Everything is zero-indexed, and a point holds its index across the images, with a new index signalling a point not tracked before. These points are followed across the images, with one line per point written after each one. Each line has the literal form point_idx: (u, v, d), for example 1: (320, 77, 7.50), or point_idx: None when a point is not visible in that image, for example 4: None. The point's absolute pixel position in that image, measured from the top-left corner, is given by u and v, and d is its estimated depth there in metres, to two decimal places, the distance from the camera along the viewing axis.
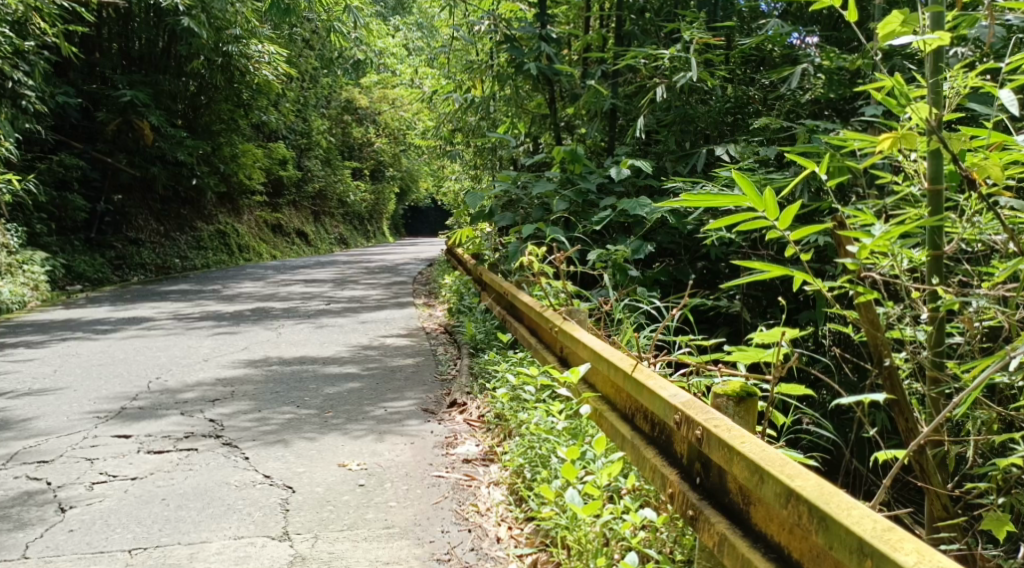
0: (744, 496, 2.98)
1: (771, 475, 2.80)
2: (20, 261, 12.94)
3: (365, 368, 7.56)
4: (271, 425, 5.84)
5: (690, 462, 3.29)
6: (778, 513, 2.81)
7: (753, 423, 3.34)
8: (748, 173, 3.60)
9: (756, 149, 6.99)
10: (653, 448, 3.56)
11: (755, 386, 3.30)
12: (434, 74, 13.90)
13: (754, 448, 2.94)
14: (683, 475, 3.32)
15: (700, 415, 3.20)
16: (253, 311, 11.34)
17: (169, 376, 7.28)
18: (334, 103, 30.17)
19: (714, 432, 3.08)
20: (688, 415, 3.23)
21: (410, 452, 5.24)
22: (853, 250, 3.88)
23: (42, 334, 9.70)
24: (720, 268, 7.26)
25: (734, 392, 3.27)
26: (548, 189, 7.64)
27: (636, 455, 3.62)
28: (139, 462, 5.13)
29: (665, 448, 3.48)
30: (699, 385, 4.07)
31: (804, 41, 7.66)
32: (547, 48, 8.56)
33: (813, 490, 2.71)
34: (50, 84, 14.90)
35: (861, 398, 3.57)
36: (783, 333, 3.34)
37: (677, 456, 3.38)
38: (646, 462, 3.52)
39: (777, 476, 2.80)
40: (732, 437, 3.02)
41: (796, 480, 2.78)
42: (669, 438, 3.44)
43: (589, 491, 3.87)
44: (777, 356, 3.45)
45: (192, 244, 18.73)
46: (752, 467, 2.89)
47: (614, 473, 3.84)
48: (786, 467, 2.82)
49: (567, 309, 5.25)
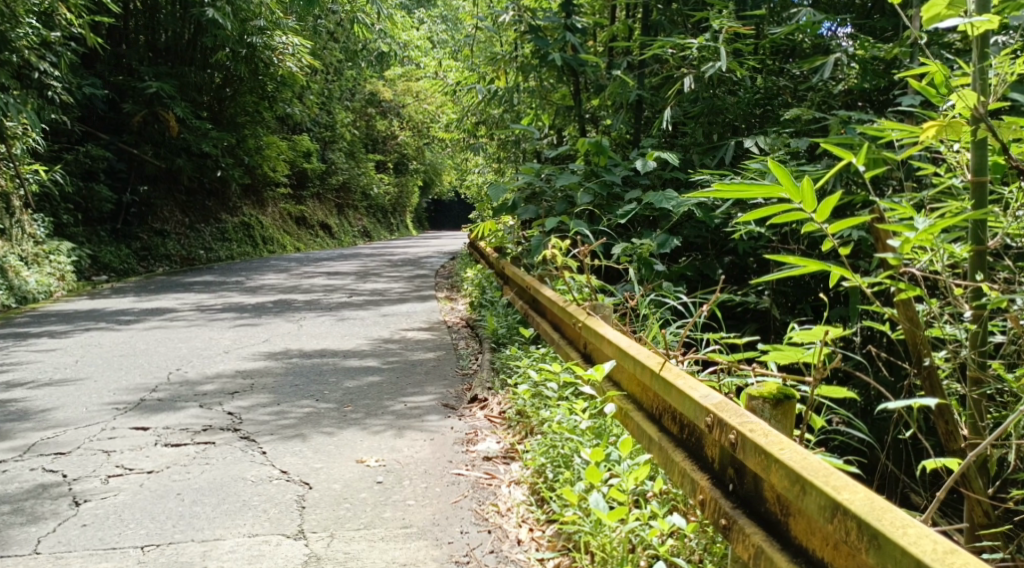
0: (782, 507, 2.84)
1: (814, 486, 2.66)
2: (47, 251, 12.94)
3: (385, 362, 7.47)
4: (290, 419, 5.75)
5: (721, 468, 3.15)
6: (821, 527, 2.66)
7: (789, 427, 3.19)
8: (785, 163, 3.45)
9: (786, 141, 6.84)
10: (682, 451, 3.43)
11: (792, 388, 3.15)
12: (458, 66, 13.81)
13: (794, 456, 2.80)
14: (714, 481, 3.19)
15: (734, 419, 3.06)
16: (275, 302, 11.29)
17: (189, 367, 7.22)
18: (358, 95, 30.20)
19: (750, 438, 2.94)
20: (721, 418, 3.10)
21: (429, 449, 5.14)
22: (895, 244, 3.76)
23: (66, 324, 9.68)
24: (747, 263, 7.10)
25: (771, 394, 3.12)
26: (572, 182, 7.52)
27: (664, 458, 3.49)
28: (155, 455, 5.06)
29: (694, 451, 3.35)
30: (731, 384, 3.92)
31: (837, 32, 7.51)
32: (572, 39, 8.45)
33: (863, 504, 2.56)
34: (78, 75, 14.91)
35: (912, 403, 3.35)
36: (825, 332, 3.17)
37: (707, 460, 3.25)
38: (675, 466, 3.39)
39: (823, 487, 2.65)
40: (770, 443, 2.88)
41: (843, 493, 2.63)
42: (698, 441, 3.31)
43: (614, 494, 3.74)
44: (817, 357, 3.28)
45: (217, 235, 18.74)
46: (793, 476, 2.75)
47: (640, 478, 3.71)
48: (830, 478, 2.68)
49: (591, 304, 5.11)
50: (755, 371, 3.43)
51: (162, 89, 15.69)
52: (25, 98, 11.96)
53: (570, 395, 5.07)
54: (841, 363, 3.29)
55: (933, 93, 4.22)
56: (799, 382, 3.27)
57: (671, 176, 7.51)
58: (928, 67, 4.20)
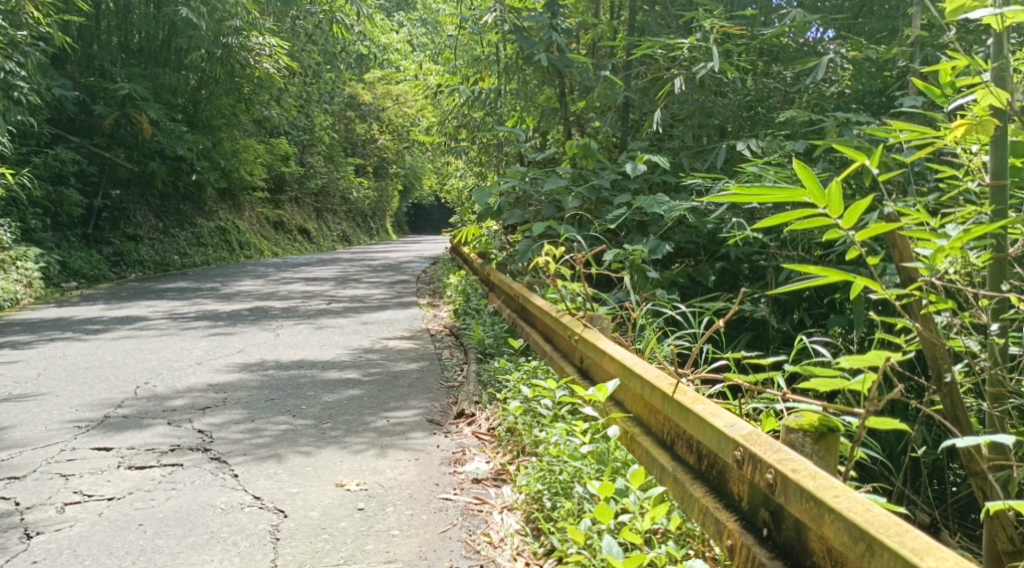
0: (835, 563, 2.54)
1: (889, 547, 2.34)
2: (14, 257, 12.49)
3: (366, 374, 7.11)
4: (264, 437, 5.39)
5: (754, 509, 2.88)
6: None
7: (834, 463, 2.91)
8: (810, 164, 3.15)
9: (782, 144, 6.49)
10: (703, 485, 3.16)
11: (836, 420, 2.87)
12: (438, 68, 13.46)
13: (854, 506, 2.50)
14: (744, 523, 2.91)
15: (772, 456, 2.79)
16: (251, 310, 10.89)
17: (158, 381, 6.83)
18: (337, 99, 29.75)
19: (794, 480, 2.66)
20: (755, 453, 2.83)
21: (414, 471, 4.80)
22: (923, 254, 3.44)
23: (30, 334, 9.26)
24: (742, 269, 6.68)
25: (812, 426, 2.86)
26: (560, 186, 7.18)
27: (683, 492, 3.22)
28: (117, 480, 4.70)
29: (718, 487, 3.08)
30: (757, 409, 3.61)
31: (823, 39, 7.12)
32: (558, 39, 8.11)
33: None
34: (47, 77, 14.44)
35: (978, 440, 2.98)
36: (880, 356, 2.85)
37: (734, 499, 2.98)
38: (694, 503, 3.12)
39: (896, 547, 2.34)
40: (822, 489, 2.59)
41: (926, 559, 2.31)
42: (722, 477, 3.05)
43: (627, 534, 3.45)
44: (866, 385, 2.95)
45: (192, 241, 18.35)
46: (856, 532, 2.44)
47: (657, 517, 3.41)
48: (906, 538, 2.36)
49: (588, 315, 4.83)
50: (787, 399, 3.15)
51: (134, 91, 15.23)
52: None
53: (566, 414, 4.77)
54: (899, 394, 3.00)
55: (936, 93, 4.02)
56: (847, 411, 2.96)
57: (661, 180, 7.19)
58: (940, 65, 3.92)
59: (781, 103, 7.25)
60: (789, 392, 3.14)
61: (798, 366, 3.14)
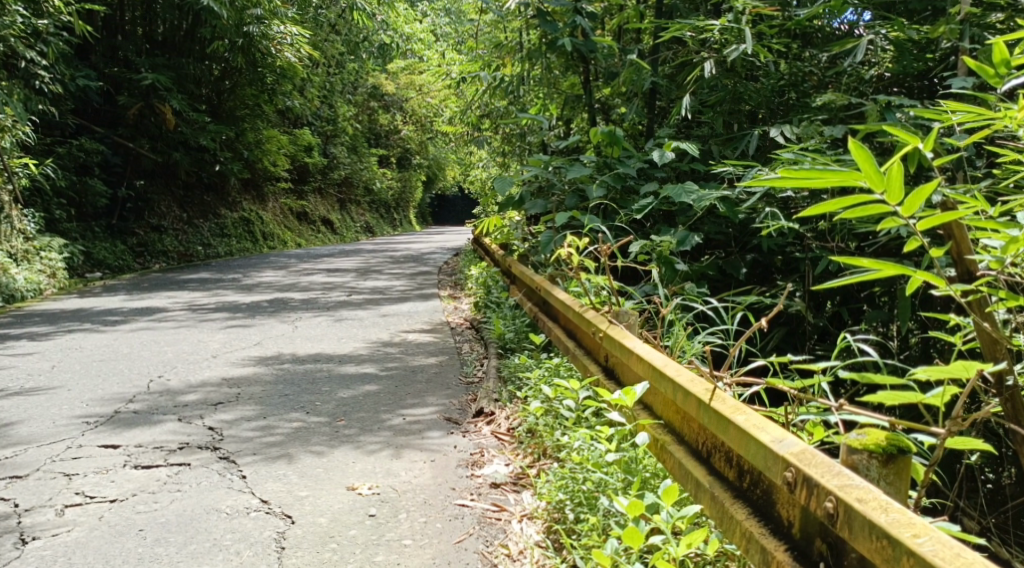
0: None
1: None
2: (37, 247, 12.34)
3: (384, 368, 6.86)
4: (276, 435, 5.16)
5: (808, 539, 2.72)
6: None
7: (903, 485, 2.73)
8: (867, 144, 2.89)
9: (819, 127, 6.17)
10: (745, 507, 2.98)
11: (906, 439, 2.68)
12: (459, 59, 13.15)
13: (937, 550, 2.38)
14: (796, 553, 2.76)
15: (832, 482, 2.64)
16: (271, 302, 10.68)
17: (172, 374, 6.62)
18: (361, 89, 29.41)
19: (863, 513, 2.52)
20: (813, 478, 2.68)
21: (429, 473, 4.55)
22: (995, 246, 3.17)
23: (49, 325, 9.08)
24: (773, 261, 6.39)
25: (878, 447, 2.67)
26: (584, 174, 6.90)
27: (722, 513, 3.04)
28: (122, 480, 4.48)
29: (764, 510, 2.91)
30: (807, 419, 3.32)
31: (863, 21, 6.83)
32: (583, 22, 7.77)
33: None
34: (71, 66, 14.24)
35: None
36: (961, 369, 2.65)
37: (782, 524, 2.82)
38: (736, 525, 2.95)
39: None
40: (895, 525, 2.46)
41: None
42: (770, 499, 2.88)
43: (659, 561, 3.22)
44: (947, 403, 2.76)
45: (216, 231, 18.12)
46: None
47: (694, 544, 3.16)
48: None
49: (613, 311, 4.56)
50: (843, 410, 2.93)
51: (158, 81, 15.05)
52: (11, 88, 11.31)
53: (590, 417, 4.51)
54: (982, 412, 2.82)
55: (991, 68, 3.70)
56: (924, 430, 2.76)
57: (689, 168, 6.90)
58: (998, 38, 3.60)
59: (817, 87, 6.90)
60: (846, 401, 2.92)
61: (855, 374, 2.91)
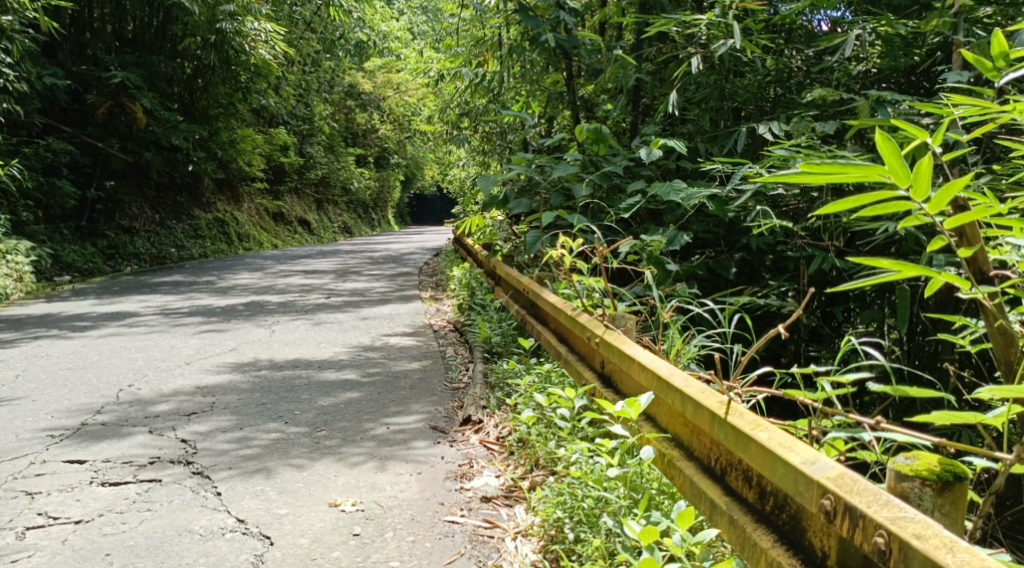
0: None
1: None
2: (3, 251, 11.99)
3: (365, 374, 6.60)
4: (253, 448, 4.90)
5: None
6: None
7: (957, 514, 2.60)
8: (892, 138, 2.70)
9: (811, 123, 5.95)
10: (770, 532, 2.80)
11: (962, 466, 2.56)
12: (438, 57, 12.84)
13: None
14: None
15: (882, 514, 2.48)
16: (247, 305, 10.39)
17: (143, 383, 6.33)
18: (338, 87, 28.97)
19: (924, 552, 2.36)
20: (858, 507, 2.51)
21: (416, 487, 4.32)
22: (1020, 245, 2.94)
23: (15, 332, 8.75)
24: (766, 260, 6.18)
25: (931, 474, 2.55)
26: (570, 172, 6.67)
27: (743, 537, 2.85)
28: (88, 499, 4.21)
29: (792, 537, 2.73)
30: (828, 435, 3.15)
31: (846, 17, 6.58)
32: (566, 16, 7.51)
33: None
34: (38, 65, 13.85)
35: None
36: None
37: (815, 555, 2.64)
38: (759, 551, 2.77)
39: None
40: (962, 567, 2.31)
41: None
42: (800, 525, 2.70)
43: None
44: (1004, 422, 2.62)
45: (189, 232, 17.78)
46: None
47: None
48: None
49: (610, 315, 4.36)
50: (877, 427, 2.79)
51: (128, 79, 14.73)
52: None
53: (587, 426, 4.31)
54: None
55: (988, 61, 3.42)
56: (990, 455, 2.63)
57: (677, 166, 6.69)
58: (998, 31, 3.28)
59: (802, 84, 6.76)
60: (881, 418, 2.78)
61: (891, 389, 2.78)
